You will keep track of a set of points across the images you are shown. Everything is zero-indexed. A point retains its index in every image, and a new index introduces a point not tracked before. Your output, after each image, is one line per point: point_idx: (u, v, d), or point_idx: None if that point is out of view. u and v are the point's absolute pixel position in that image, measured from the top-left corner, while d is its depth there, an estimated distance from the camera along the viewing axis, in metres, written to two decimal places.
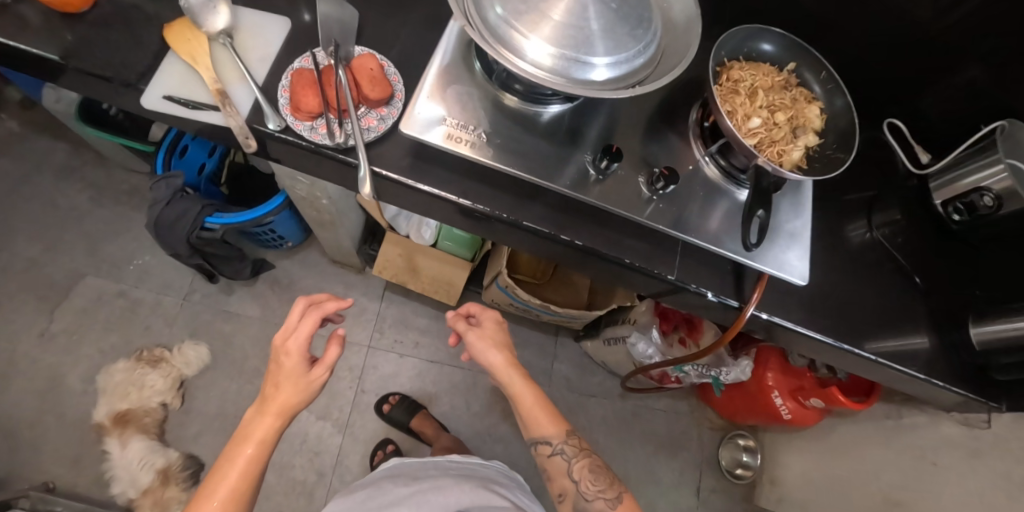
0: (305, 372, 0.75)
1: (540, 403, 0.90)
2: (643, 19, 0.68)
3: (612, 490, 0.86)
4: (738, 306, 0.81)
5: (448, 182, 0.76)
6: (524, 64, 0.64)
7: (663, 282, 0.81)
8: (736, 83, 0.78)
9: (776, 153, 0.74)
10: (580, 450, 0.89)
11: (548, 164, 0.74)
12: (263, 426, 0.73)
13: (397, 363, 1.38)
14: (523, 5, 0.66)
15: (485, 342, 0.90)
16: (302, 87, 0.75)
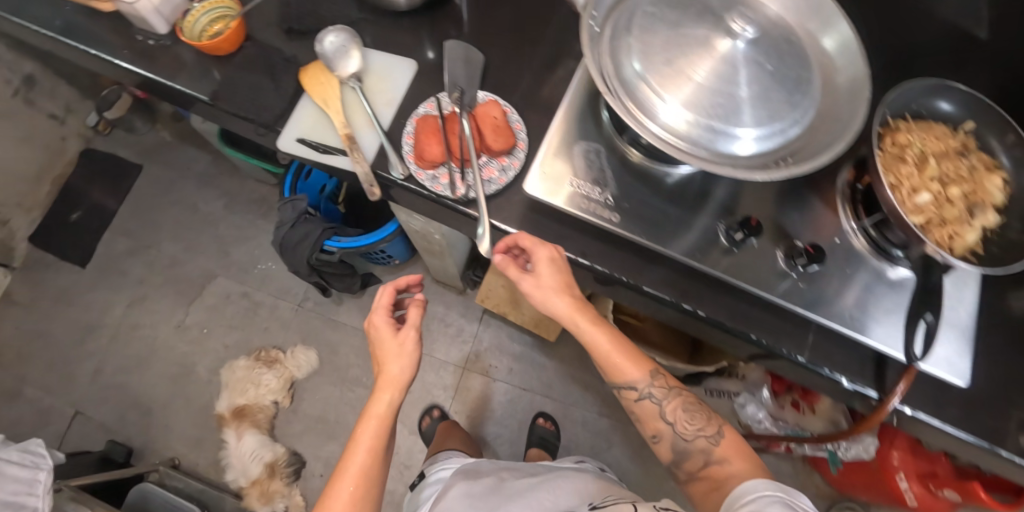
0: (394, 341, 0.72)
1: (618, 344, 0.72)
2: (800, 84, 0.61)
3: (711, 425, 0.71)
4: (877, 396, 0.73)
5: (567, 239, 0.74)
6: (655, 130, 0.61)
7: (789, 361, 0.75)
8: (902, 148, 0.70)
9: (945, 234, 0.65)
10: (670, 387, 0.73)
11: (672, 231, 0.70)
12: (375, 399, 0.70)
13: (487, 386, 1.40)
14: (664, 64, 0.62)
15: (548, 278, 0.69)
16: (426, 133, 0.75)
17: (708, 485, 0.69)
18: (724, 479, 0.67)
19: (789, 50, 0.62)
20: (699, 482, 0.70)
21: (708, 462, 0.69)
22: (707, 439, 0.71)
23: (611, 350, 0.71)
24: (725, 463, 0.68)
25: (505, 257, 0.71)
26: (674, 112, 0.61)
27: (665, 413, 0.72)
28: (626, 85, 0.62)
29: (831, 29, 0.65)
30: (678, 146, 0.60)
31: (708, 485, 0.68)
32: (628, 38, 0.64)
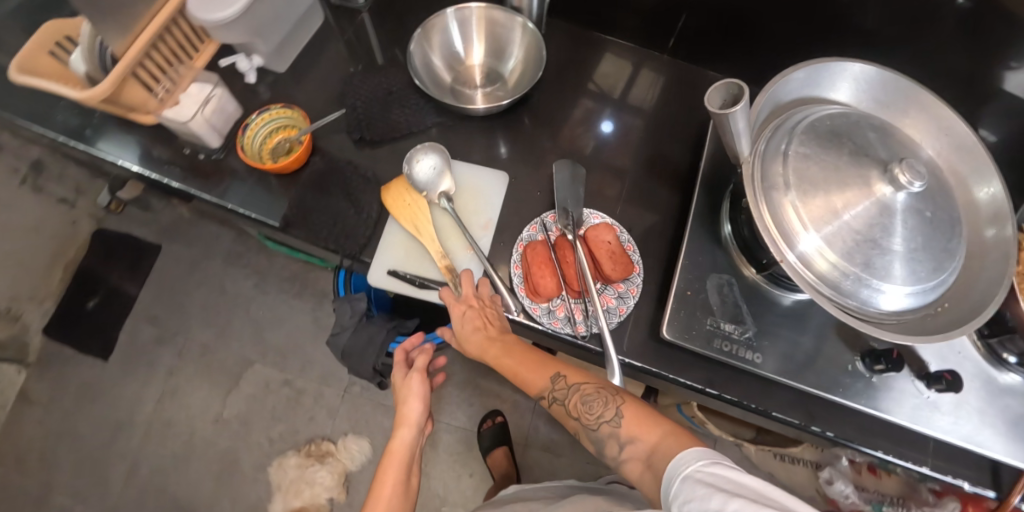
0: (409, 385, 0.77)
1: (542, 364, 0.68)
2: (951, 243, 0.59)
3: (640, 411, 0.62)
4: (996, 495, 0.73)
5: (692, 368, 0.71)
6: (794, 259, 0.59)
7: (914, 472, 0.74)
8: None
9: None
10: (599, 403, 0.64)
11: (801, 361, 0.68)
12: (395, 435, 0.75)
13: (548, 462, 1.32)
14: (814, 197, 0.59)
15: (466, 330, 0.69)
16: (537, 264, 0.71)
17: (638, 474, 0.59)
18: (641, 458, 0.59)
19: (942, 202, 0.60)
20: (625, 465, 0.60)
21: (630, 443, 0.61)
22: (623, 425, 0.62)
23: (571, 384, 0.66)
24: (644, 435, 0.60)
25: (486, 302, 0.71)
26: (816, 246, 0.59)
27: (606, 414, 0.63)
28: (773, 211, 0.60)
29: (987, 181, 0.64)
30: (814, 282, 0.59)
31: (636, 468, 0.59)
32: (779, 168, 0.61)
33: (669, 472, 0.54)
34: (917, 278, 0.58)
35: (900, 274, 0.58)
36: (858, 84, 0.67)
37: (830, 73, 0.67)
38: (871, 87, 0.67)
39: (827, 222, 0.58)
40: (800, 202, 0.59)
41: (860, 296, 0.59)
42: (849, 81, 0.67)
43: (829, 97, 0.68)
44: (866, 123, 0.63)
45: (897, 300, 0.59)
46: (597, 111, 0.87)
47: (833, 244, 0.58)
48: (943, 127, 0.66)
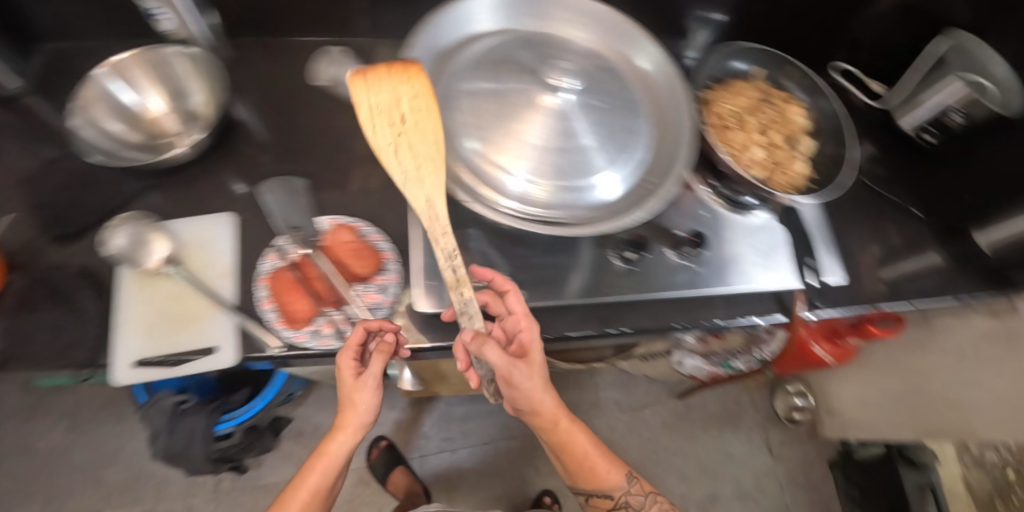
0: (370, 389, 0.66)
1: (582, 438, 0.72)
2: (630, 116, 0.67)
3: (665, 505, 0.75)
4: (786, 318, 0.78)
5: (477, 326, 0.69)
6: (522, 207, 0.60)
7: (713, 329, 0.76)
8: (718, 119, 0.76)
9: (785, 178, 0.74)
10: (645, 494, 0.74)
11: (561, 276, 0.73)
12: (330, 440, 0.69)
13: (451, 460, 1.29)
14: (500, 138, 0.63)
15: (529, 393, 0.65)
16: (286, 291, 0.68)
17: None
18: None
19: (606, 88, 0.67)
20: None
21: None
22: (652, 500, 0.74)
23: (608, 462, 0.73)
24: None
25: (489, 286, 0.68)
26: (529, 184, 0.62)
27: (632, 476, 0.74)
28: (476, 177, 0.61)
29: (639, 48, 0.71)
30: (550, 216, 0.61)
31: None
32: (462, 119, 0.64)
33: None
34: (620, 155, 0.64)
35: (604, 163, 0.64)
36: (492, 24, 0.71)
37: (461, 29, 0.69)
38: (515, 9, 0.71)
39: (522, 161, 0.62)
40: (492, 157, 0.62)
41: (594, 199, 0.63)
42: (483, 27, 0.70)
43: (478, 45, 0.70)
44: (512, 59, 0.67)
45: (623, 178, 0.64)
46: (316, 112, 0.83)
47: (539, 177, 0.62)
48: (586, 16, 0.71)
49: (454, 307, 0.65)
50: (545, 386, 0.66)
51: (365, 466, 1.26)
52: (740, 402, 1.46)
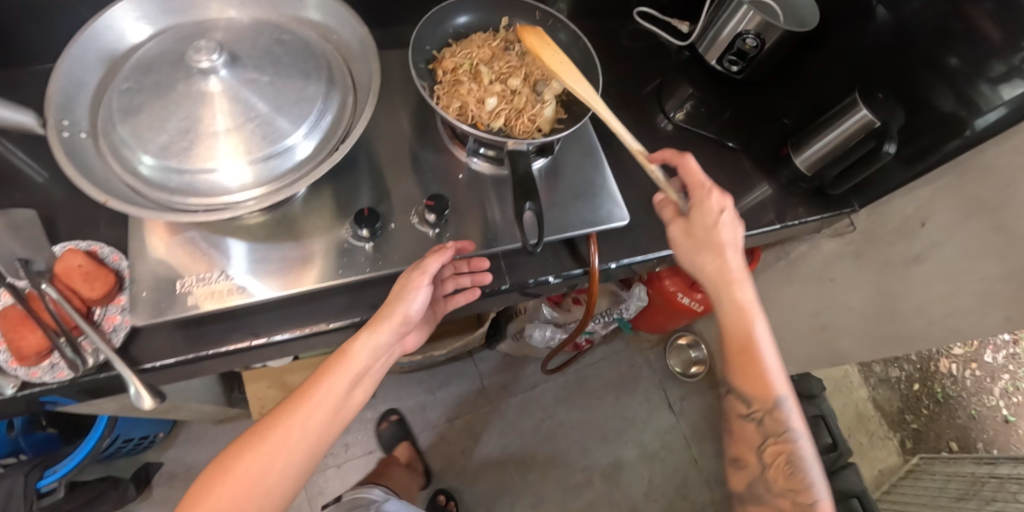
0: (417, 289, 0.61)
1: (763, 337, 0.66)
2: (309, 62, 0.62)
3: (803, 496, 0.63)
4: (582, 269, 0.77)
5: (227, 337, 0.69)
6: (249, 197, 0.56)
7: (500, 294, 0.75)
8: (456, 71, 0.74)
9: (527, 123, 0.73)
10: (779, 426, 0.66)
11: (301, 264, 0.67)
12: (392, 307, 0.61)
13: (336, 476, 1.23)
14: (177, 137, 0.55)
15: (721, 274, 0.67)
16: (13, 327, 0.63)
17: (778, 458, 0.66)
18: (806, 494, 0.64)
19: (271, 41, 0.62)
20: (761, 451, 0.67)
21: (797, 448, 0.66)
22: (775, 420, 0.66)
23: (758, 328, 0.66)
24: (802, 483, 0.64)
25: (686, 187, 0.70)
26: (233, 172, 0.56)
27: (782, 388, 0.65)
28: (173, 190, 0.56)
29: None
30: (273, 190, 0.57)
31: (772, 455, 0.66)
32: (121, 132, 0.55)
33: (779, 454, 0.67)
34: (312, 98, 0.61)
35: (301, 118, 0.59)
36: (129, 21, 0.62)
37: (94, 39, 0.60)
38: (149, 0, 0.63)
39: (207, 154, 0.55)
40: (176, 165, 0.55)
41: (310, 152, 0.60)
42: (113, 27, 0.61)
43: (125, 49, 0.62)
44: (157, 48, 0.59)
45: (327, 120, 0.62)
46: None
47: (238, 160, 0.56)
48: None
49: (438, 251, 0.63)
50: (740, 272, 0.67)
51: None
52: (635, 366, 1.45)
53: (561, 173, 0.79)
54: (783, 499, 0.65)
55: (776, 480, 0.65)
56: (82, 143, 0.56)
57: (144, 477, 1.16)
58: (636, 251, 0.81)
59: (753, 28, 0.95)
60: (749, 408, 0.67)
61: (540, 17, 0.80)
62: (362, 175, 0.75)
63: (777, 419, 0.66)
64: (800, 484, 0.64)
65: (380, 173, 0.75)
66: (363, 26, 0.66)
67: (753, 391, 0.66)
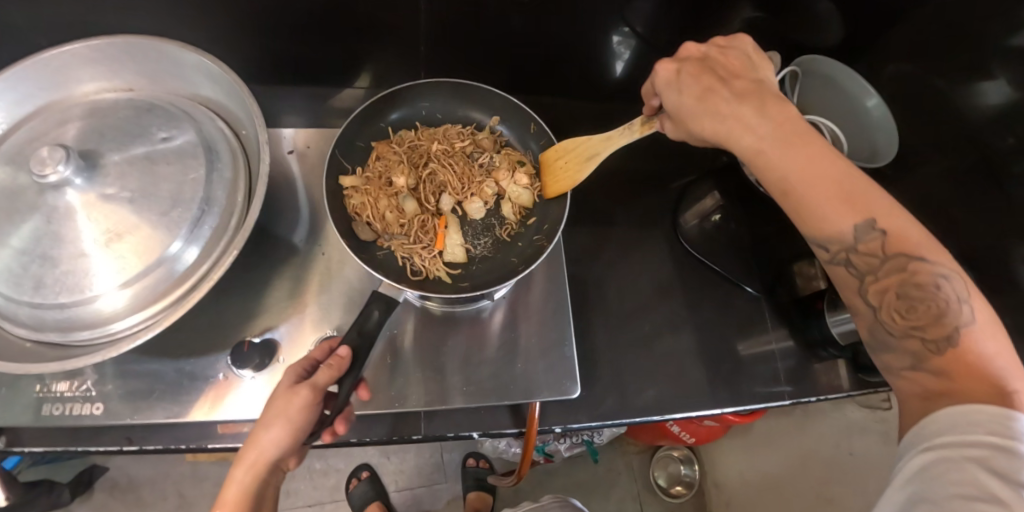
0: (298, 412, 0.49)
1: (819, 164, 0.46)
2: (196, 160, 0.51)
3: (934, 330, 0.43)
4: (517, 431, 0.64)
5: (101, 433, 0.59)
6: (124, 328, 0.48)
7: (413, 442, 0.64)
8: (388, 163, 0.71)
9: (427, 253, 0.68)
10: (882, 256, 0.45)
11: (186, 382, 0.59)
12: (266, 429, 0.48)
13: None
14: (21, 267, 0.47)
15: (774, 123, 0.48)
16: None
17: (929, 320, 0.44)
18: (993, 360, 0.41)
19: (149, 141, 0.51)
20: (901, 326, 0.45)
21: (937, 282, 0.44)
22: (895, 267, 0.45)
23: (810, 157, 0.46)
24: (936, 320, 0.43)
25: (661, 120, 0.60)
26: (60, 309, 0.47)
27: (876, 217, 0.45)
28: (10, 319, 0.48)
29: (201, 73, 0.56)
30: (105, 335, 0.48)
31: (928, 327, 0.43)
32: None
33: (918, 322, 0.44)
34: (173, 225, 0.49)
35: (152, 252, 0.48)
36: (2, 107, 0.54)
37: None
38: (12, 85, 0.53)
39: (34, 286, 0.46)
40: (8, 294, 0.47)
41: (158, 291, 0.49)
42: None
43: (2, 132, 0.54)
44: (25, 137, 0.51)
45: (189, 252, 0.50)
46: None
47: (65, 299, 0.46)
48: (119, 58, 0.56)
49: (328, 364, 0.51)
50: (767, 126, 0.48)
51: None
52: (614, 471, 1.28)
53: (515, 316, 0.67)
54: (936, 358, 0.43)
55: (914, 340, 0.44)
56: None
57: (84, 479, 1.09)
58: (589, 415, 0.70)
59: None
60: (830, 252, 0.48)
61: (535, 131, 0.75)
62: (302, 268, 0.66)
63: (900, 238, 0.45)
64: (937, 324, 0.43)
65: (319, 270, 0.66)
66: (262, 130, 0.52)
67: (822, 233, 0.47)
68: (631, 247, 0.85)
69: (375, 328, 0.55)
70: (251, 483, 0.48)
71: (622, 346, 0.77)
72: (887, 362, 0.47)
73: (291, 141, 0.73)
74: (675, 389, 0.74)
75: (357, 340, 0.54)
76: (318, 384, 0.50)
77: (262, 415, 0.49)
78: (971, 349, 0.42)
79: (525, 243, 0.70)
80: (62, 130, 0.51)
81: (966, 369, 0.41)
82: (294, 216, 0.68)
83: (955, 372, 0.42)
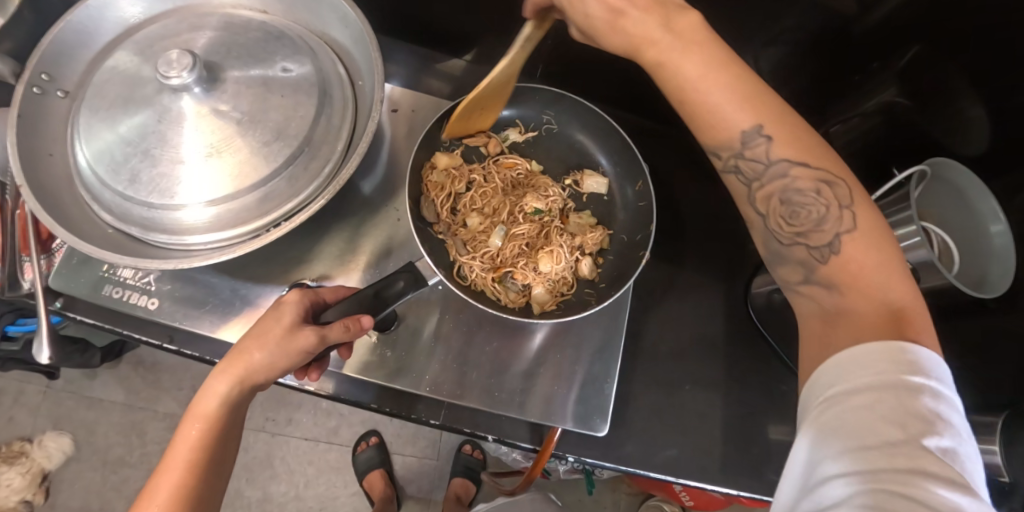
0: (298, 353, 0.46)
1: (741, 84, 0.42)
2: (308, 97, 0.51)
3: (813, 237, 0.41)
4: (532, 449, 0.63)
5: (146, 324, 0.61)
6: (198, 244, 0.49)
7: (426, 425, 0.63)
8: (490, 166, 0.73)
9: (481, 267, 0.67)
10: (765, 173, 0.42)
11: (231, 307, 0.60)
12: (259, 357, 0.45)
13: (266, 444, 1.16)
14: (122, 158, 0.48)
15: (679, 30, 0.42)
16: None
17: (814, 239, 0.41)
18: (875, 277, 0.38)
19: (271, 68, 0.51)
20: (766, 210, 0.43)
21: (817, 187, 0.41)
22: (776, 174, 0.42)
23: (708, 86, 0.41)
24: (820, 225, 0.40)
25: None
26: (147, 207, 0.48)
27: (766, 120, 0.41)
28: (102, 204, 0.50)
29: (331, 11, 0.56)
30: (179, 244, 0.49)
31: (813, 231, 0.41)
32: (79, 133, 0.50)
33: (807, 222, 0.41)
34: (270, 158, 0.49)
35: (243, 178, 0.49)
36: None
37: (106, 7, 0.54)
38: None
39: (129, 179, 0.48)
40: (105, 179, 0.48)
41: (241, 217, 0.50)
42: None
43: (137, 20, 0.56)
44: (158, 31, 0.52)
45: (279, 189, 0.50)
46: None
47: (155, 200, 0.48)
48: None
49: (346, 322, 0.48)
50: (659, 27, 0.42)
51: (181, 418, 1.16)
52: (598, 502, 1.25)
53: (561, 340, 0.65)
54: (822, 267, 0.40)
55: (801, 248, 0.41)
56: (52, 102, 0.52)
57: (115, 351, 1.13)
58: (605, 455, 0.69)
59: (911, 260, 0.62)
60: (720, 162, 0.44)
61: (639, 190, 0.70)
62: (374, 226, 0.65)
63: (787, 140, 0.41)
64: (820, 233, 0.41)
65: (388, 233, 0.65)
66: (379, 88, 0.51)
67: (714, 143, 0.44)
68: (694, 299, 0.80)
69: (391, 297, 0.53)
70: (228, 405, 0.44)
71: (656, 397, 0.73)
72: (787, 278, 0.44)
73: (394, 99, 0.71)
74: (697, 457, 0.71)
75: (373, 302, 0.52)
76: (328, 338, 0.47)
77: (251, 338, 0.45)
78: (852, 258, 0.39)
79: (574, 294, 0.69)
80: (194, 36, 0.52)
81: (844, 281, 0.39)
82: (377, 172, 0.68)
83: (839, 281, 0.39)
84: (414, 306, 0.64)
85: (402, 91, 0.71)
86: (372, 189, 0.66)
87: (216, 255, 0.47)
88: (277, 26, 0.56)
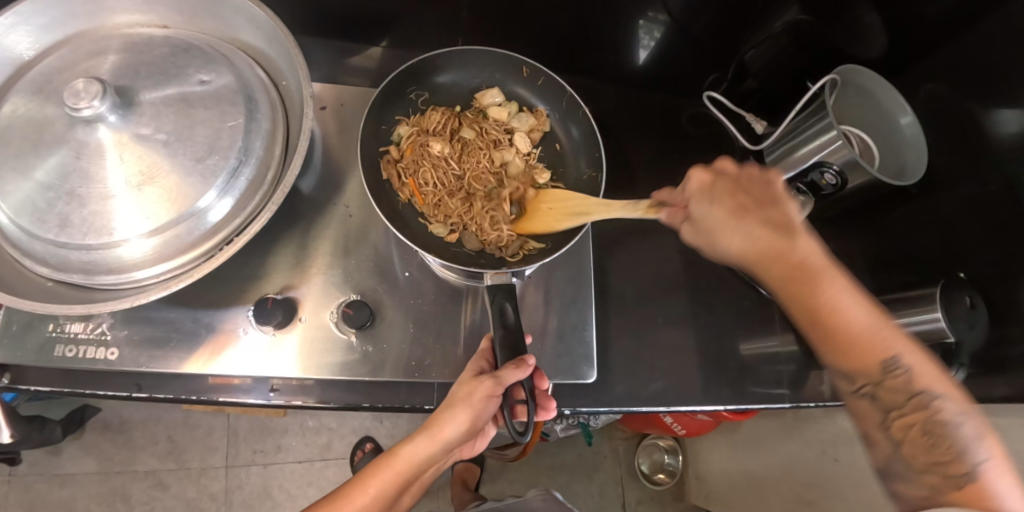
0: (482, 401, 0.50)
1: (853, 301, 0.48)
2: (235, 107, 0.49)
3: (955, 465, 0.43)
4: None
5: (108, 378, 0.58)
6: (148, 278, 0.47)
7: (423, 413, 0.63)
8: (428, 164, 0.69)
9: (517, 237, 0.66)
10: (905, 391, 0.46)
11: (199, 339, 0.58)
12: (452, 411, 0.51)
13: (261, 475, 1.13)
14: (45, 205, 0.45)
15: (760, 241, 0.50)
16: None
17: (943, 453, 0.44)
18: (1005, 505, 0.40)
19: (187, 82, 0.49)
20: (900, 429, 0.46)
21: (955, 420, 0.45)
22: (917, 404, 0.46)
23: (846, 296, 0.48)
24: (962, 456, 0.43)
25: (738, 177, 0.54)
26: (85, 250, 0.46)
27: (903, 355, 0.47)
28: (32, 255, 0.47)
29: (240, 16, 0.54)
30: (129, 282, 0.47)
31: (925, 441, 0.45)
32: None
33: (946, 455, 0.43)
34: (208, 174, 0.47)
35: (181, 202, 0.47)
36: (27, 27, 0.50)
37: None
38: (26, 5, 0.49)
39: (59, 225, 0.45)
40: (30, 228, 0.45)
41: (190, 241, 0.48)
42: (23, 22, 0.50)
43: (30, 56, 0.52)
44: (55, 64, 0.49)
45: (224, 207, 0.49)
46: None
47: (91, 240, 0.45)
48: None
49: (512, 363, 0.51)
50: (744, 225, 0.51)
51: (165, 471, 1.10)
52: (599, 452, 1.31)
53: (537, 297, 0.66)
54: (951, 490, 0.42)
55: (936, 474, 0.43)
56: None
57: (76, 420, 1.05)
58: (597, 401, 0.71)
59: (837, 162, 0.69)
60: (855, 383, 0.48)
61: (529, 74, 0.72)
62: (327, 226, 0.65)
63: (921, 376, 0.47)
64: (957, 461, 0.43)
65: (343, 231, 0.65)
66: (307, 84, 0.50)
67: (850, 362, 0.48)
68: (651, 238, 0.84)
69: (516, 321, 0.54)
70: (420, 457, 0.51)
71: (634, 336, 0.77)
72: (900, 489, 0.46)
73: (320, 96, 0.69)
74: (682, 384, 0.75)
75: (514, 340, 0.53)
76: (500, 382, 0.50)
77: (450, 400, 0.51)
78: (989, 487, 0.41)
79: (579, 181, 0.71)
80: (96, 62, 0.49)
81: (979, 506, 0.40)
82: (319, 172, 0.67)
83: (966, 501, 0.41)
84: (383, 297, 0.63)
85: (328, 86, 0.70)
86: (317, 189, 0.66)
87: (175, 286, 0.45)
88: (183, 38, 0.53)
